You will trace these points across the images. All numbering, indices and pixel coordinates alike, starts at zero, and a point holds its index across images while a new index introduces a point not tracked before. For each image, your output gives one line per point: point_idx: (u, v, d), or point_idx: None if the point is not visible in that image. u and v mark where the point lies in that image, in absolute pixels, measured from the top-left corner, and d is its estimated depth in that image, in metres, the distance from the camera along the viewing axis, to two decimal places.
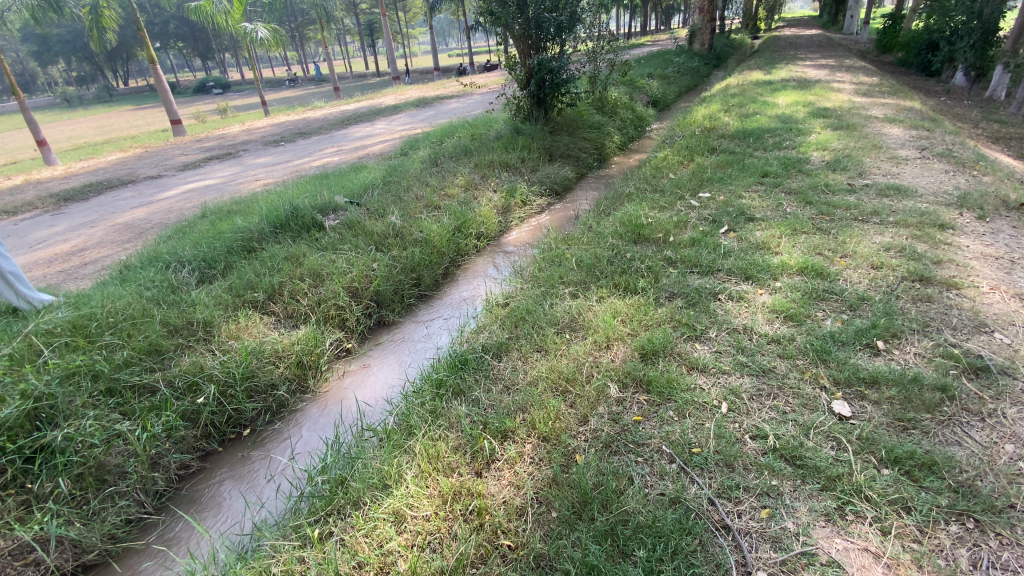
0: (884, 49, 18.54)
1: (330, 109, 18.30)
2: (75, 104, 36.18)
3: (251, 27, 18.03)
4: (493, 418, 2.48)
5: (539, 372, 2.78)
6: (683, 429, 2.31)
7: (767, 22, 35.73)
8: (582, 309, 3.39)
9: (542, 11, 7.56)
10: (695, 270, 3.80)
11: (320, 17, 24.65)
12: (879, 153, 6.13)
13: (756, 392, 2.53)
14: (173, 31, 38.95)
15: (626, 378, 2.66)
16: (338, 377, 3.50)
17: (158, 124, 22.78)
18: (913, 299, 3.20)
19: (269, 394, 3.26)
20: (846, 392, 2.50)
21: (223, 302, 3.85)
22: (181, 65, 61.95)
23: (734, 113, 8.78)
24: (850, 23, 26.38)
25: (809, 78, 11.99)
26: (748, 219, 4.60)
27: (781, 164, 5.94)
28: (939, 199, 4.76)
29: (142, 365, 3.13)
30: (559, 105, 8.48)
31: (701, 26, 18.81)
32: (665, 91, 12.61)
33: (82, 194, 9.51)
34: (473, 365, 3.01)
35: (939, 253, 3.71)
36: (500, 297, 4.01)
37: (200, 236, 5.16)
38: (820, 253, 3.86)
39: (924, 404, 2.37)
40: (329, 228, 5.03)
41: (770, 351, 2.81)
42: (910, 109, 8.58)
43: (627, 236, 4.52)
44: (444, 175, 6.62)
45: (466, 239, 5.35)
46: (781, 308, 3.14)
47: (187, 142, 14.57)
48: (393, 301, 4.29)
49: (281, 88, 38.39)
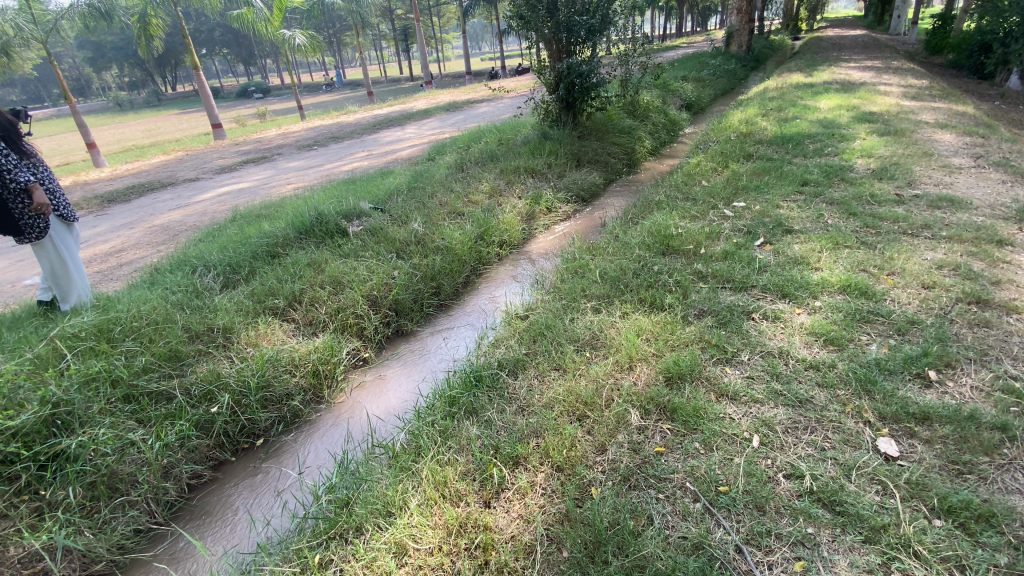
0: (934, 50, 17.62)
1: (363, 113, 18.62)
2: (126, 108, 38.00)
3: (290, 33, 18.49)
4: (506, 443, 2.35)
5: (556, 394, 2.64)
6: (709, 464, 2.14)
7: (809, 23, 34.55)
8: (604, 326, 3.24)
9: (573, 14, 7.44)
10: (727, 286, 3.59)
11: (355, 23, 25.13)
12: (930, 161, 5.75)
13: (792, 424, 2.33)
14: (218, 37, 40.45)
15: (648, 404, 2.49)
16: (354, 388, 3.44)
17: (201, 128, 23.61)
18: (968, 324, 2.93)
19: (284, 404, 3.24)
20: (893, 428, 2.28)
21: (244, 308, 3.86)
22: (225, 72, 64.32)
23: (771, 118, 8.43)
24: (897, 23, 25.17)
25: (854, 80, 11.44)
26: (786, 231, 4.35)
27: (822, 172, 5.63)
28: (997, 211, 4.41)
29: (161, 371, 3.15)
30: (589, 109, 8.32)
31: (738, 27, 18.26)
32: (700, 95, 12.28)
33: (124, 196, 9.87)
34: (487, 383, 2.89)
35: (997, 272, 3.41)
36: (520, 309, 3.89)
37: (227, 240, 5.22)
38: (864, 270, 3.60)
39: (981, 445, 2.13)
40: (352, 234, 5.02)
41: (808, 378, 2.60)
42: (964, 114, 8.05)
43: (655, 248, 4.33)
44: (470, 181, 6.57)
45: (489, 247, 5.27)
46: (821, 330, 2.92)
47: (226, 146, 15.03)
48: (412, 309, 4.23)
49: (317, 92, 39.30)
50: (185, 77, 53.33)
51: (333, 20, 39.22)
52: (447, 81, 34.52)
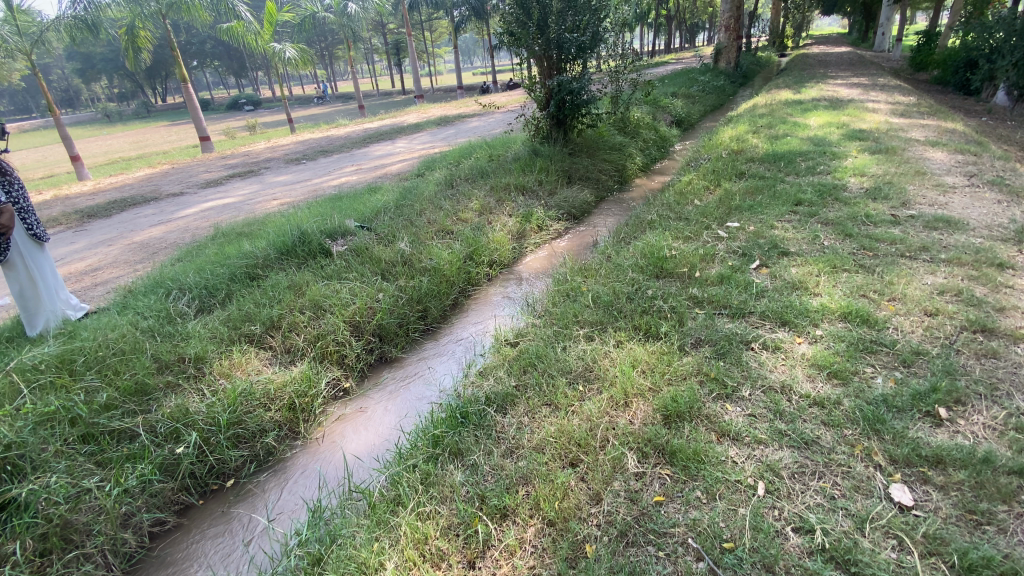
0: (919, 67, 17.92)
1: (353, 126, 18.52)
2: (115, 119, 37.70)
3: (280, 47, 18.41)
4: (492, 493, 2.18)
5: (547, 435, 2.47)
6: (712, 516, 1.98)
7: (796, 40, 35.18)
8: (598, 356, 3.09)
9: (564, 32, 7.41)
10: (724, 312, 3.46)
11: (347, 38, 25.16)
12: (923, 179, 5.72)
13: (799, 469, 2.17)
14: (209, 50, 40.34)
15: (645, 446, 2.34)
16: (333, 422, 3.24)
17: (190, 141, 23.37)
18: (975, 354, 2.81)
19: (257, 441, 3.05)
20: (905, 473, 2.13)
21: (218, 336, 3.66)
22: (216, 84, 64.24)
23: (762, 135, 8.43)
24: (881, 41, 25.68)
25: (842, 97, 11.53)
26: (782, 254, 4.24)
27: (815, 191, 5.56)
28: (994, 232, 4.34)
29: (125, 408, 2.95)
30: (580, 126, 8.26)
31: (726, 43, 18.47)
32: (690, 111, 12.32)
33: (105, 211, 9.61)
34: (474, 421, 2.72)
35: (1001, 298, 3.31)
36: (510, 336, 3.72)
37: (206, 260, 5.03)
38: (864, 295, 3.49)
39: (999, 491, 1.99)
40: (336, 254, 4.84)
41: (812, 416, 2.45)
42: (953, 132, 8.08)
43: (649, 270, 4.20)
44: (459, 198, 6.44)
45: (478, 267, 5.12)
46: (823, 362, 2.79)
47: (213, 159, 14.82)
48: (396, 335, 4.05)
49: (309, 105, 39.23)
50: (175, 89, 53.05)
51: (326, 34, 39.35)
52: (438, 94, 34.61)
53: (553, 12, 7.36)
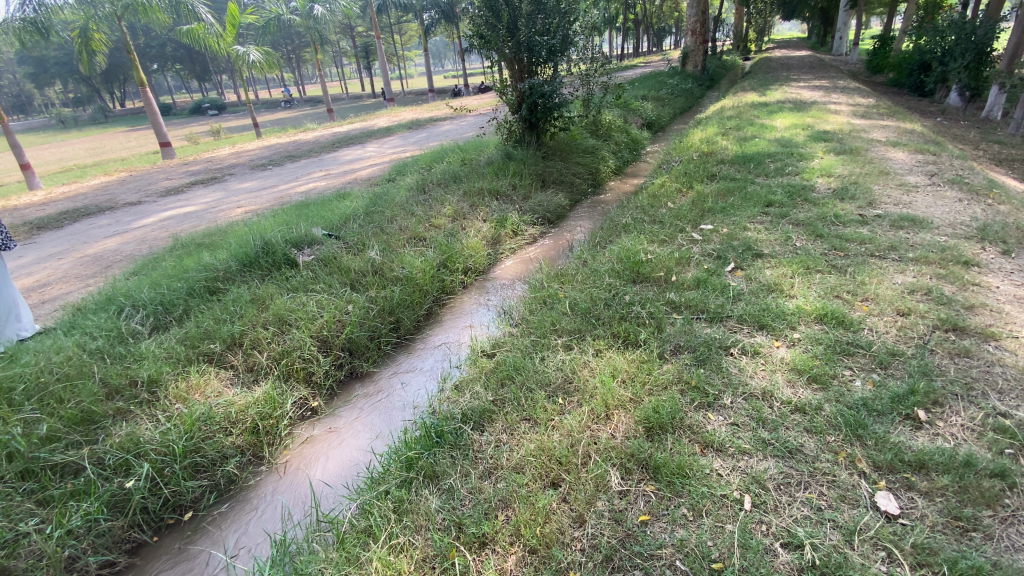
0: (875, 70, 18.59)
1: (322, 130, 18.09)
2: (69, 125, 36.04)
3: (244, 49, 17.85)
4: (470, 519, 2.07)
5: (527, 453, 2.36)
6: (699, 534, 1.91)
7: (758, 44, 36.16)
8: (577, 366, 3.00)
9: (533, 34, 7.35)
10: (702, 317, 3.42)
11: (314, 41, 24.67)
12: (887, 179, 5.85)
13: (784, 480, 2.12)
14: (169, 53, 38.99)
15: (629, 461, 2.26)
16: (300, 445, 3.08)
17: (150, 147, 22.47)
18: (948, 354, 2.83)
19: (217, 469, 2.86)
20: (890, 480, 2.10)
21: (174, 356, 3.45)
22: (177, 88, 62.21)
23: (731, 137, 8.54)
24: (839, 45, 26.59)
25: (805, 99, 11.81)
26: (755, 255, 4.24)
27: (785, 192, 5.63)
28: (957, 230, 4.45)
29: (68, 439, 2.73)
30: (553, 129, 8.22)
31: (693, 47, 18.79)
32: (660, 113, 12.45)
33: (56, 222, 9.09)
34: (449, 441, 2.59)
35: (969, 296, 3.37)
36: (486, 346, 3.61)
37: (162, 273, 4.75)
38: (838, 296, 3.50)
39: (982, 496, 1.97)
40: (302, 265, 4.64)
41: (794, 423, 2.41)
42: (912, 132, 8.35)
43: (625, 275, 4.15)
44: (431, 203, 6.29)
45: (452, 274, 4.99)
46: (803, 366, 2.77)
47: (174, 166, 14.25)
48: (367, 348, 3.88)
49: (275, 109, 38.30)
50: (134, 93, 51.06)
51: (292, 37, 38.53)
52: (409, 98, 34.27)
53: (523, 14, 7.30)
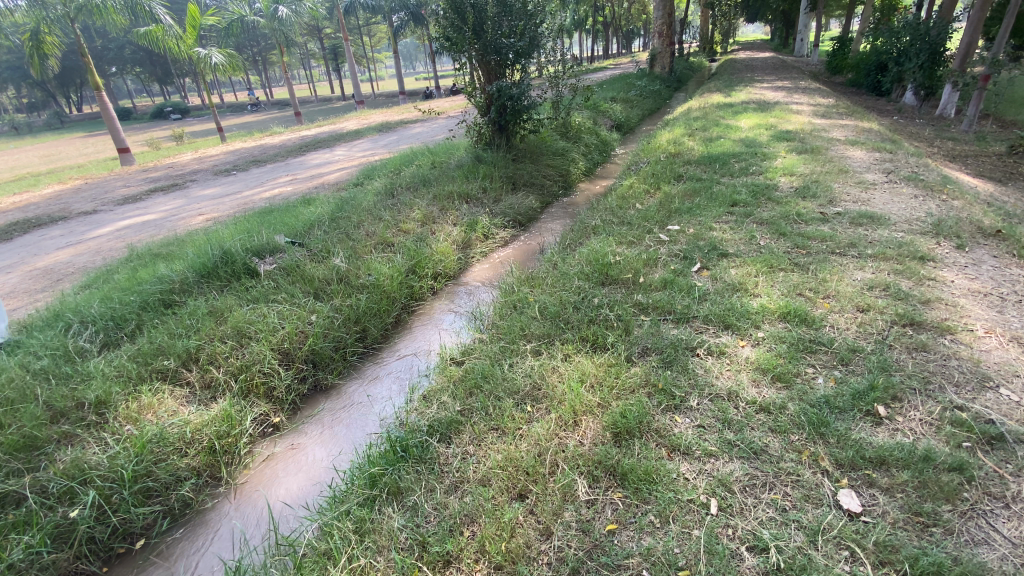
0: (835, 71, 19.18)
1: (289, 134, 17.67)
2: (21, 130, 34.36)
3: (205, 51, 17.31)
4: (435, 538, 2.00)
5: (493, 465, 2.31)
6: (666, 541, 1.89)
7: (724, 46, 36.99)
8: (545, 372, 2.96)
9: (500, 37, 7.32)
10: (669, 318, 3.42)
11: (280, 43, 24.12)
12: (847, 177, 6.01)
13: (749, 482, 2.12)
14: (128, 55, 37.58)
15: (596, 469, 2.23)
16: (260, 464, 2.97)
17: (108, 153, 21.59)
18: (906, 348, 2.89)
19: (171, 493, 2.73)
20: (852, 477, 2.12)
21: (125, 374, 3.28)
22: (137, 91, 60.17)
23: (697, 137, 8.67)
24: (801, 46, 27.39)
25: (769, 100, 12.08)
26: (721, 255, 4.29)
27: (750, 191, 5.73)
28: (913, 226, 4.59)
29: (7, 468, 2.56)
30: (522, 132, 8.20)
31: (660, 48, 19.05)
32: (629, 115, 12.58)
33: (3, 233, 8.62)
34: (414, 455, 2.52)
35: (925, 291, 3.46)
36: (454, 355, 3.54)
37: (115, 287, 4.53)
38: (801, 294, 3.56)
39: (942, 490, 2.01)
40: (264, 274, 4.48)
41: (759, 423, 2.42)
42: (870, 131, 8.63)
43: (594, 278, 4.14)
44: (400, 208, 6.18)
45: (421, 280, 4.90)
46: (767, 365, 2.79)
47: (133, 173, 13.72)
48: (333, 359, 3.77)
49: (241, 113, 37.30)
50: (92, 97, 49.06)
51: (257, 39, 37.65)
52: (380, 100, 33.83)
53: (488, 16, 7.25)
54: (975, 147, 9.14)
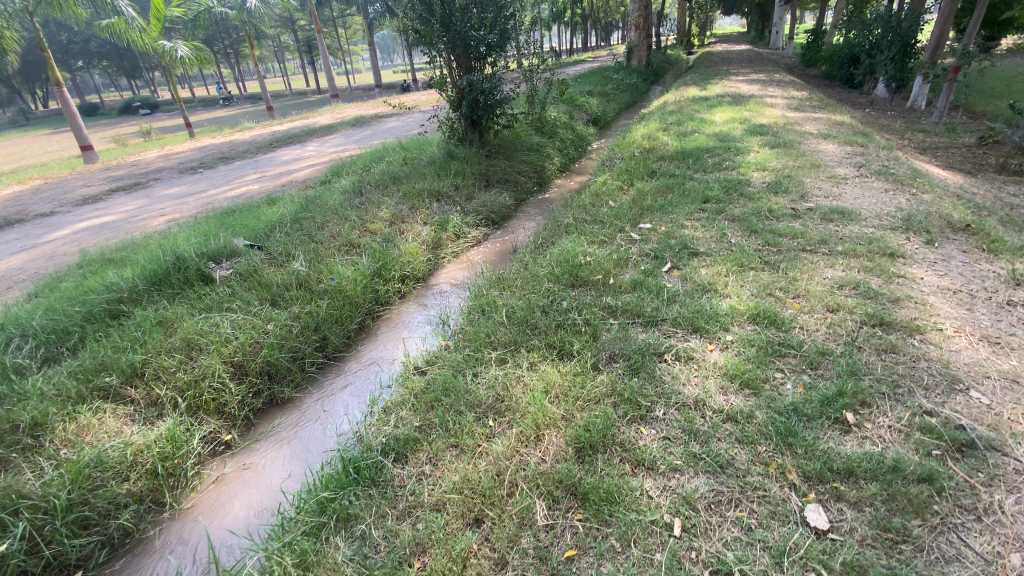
0: (809, 63, 19.37)
1: (261, 129, 17.18)
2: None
3: (170, 44, 16.64)
4: (382, 572, 1.87)
5: (449, 488, 2.18)
6: (626, 568, 1.79)
7: (701, 39, 37.14)
8: (509, 383, 2.83)
9: (470, 29, 7.11)
10: (638, 322, 3.33)
11: (250, 35, 23.38)
12: (818, 172, 6.00)
13: (715, 499, 2.04)
14: (93, 49, 36.14)
15: (556, 490, 2.12)
16: (208, 486, 2.80)
17: (71, 151, 20.72)
18: (876, 350, 2.84)
19: (109, 522, 2.52)
20: (819, 491, 2.05)
21: (65, 393, 3.04)
22: (105, 85, 58.03)
23: (672, 132, 8.60)
24: (776, 39, 27.66)
25: (744, 93, 12.10)
26: (692, 254, 4.21)
27: (722, 187, 5.67)
28: (884, 221, 4.58)
29: None
30: (495, 127, 8.02)
31: (638, 41, 18.97)
32: (606, 109, 12.48)
33: None
34: (367, 477, 2.37)
35: (895, 289, 3.43)
36: (417, 364, 3.39)
37: (59, 296, 4.25)
38: (771, 294, 3.50)
39: (911, 504, 1.95)
40: (219, 280, 4.27)
41: (725, 433, 2.34)
42: (842, 124, 8.67)
43: (563, 280, 4.02)
44: (367, 207, 5.98)
45: (387, 283, 4.73)
46: (735, 371, 2.71)
47: (94, 171, 13.16)
48: (290, 370, 3.60)
49: (212, 108, 36.21)
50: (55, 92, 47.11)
51: (228, 31, 36.54)
52: (357, 94, 33.17)
53: (457, 8, 7.02)
54: (945, 138, 9.26)
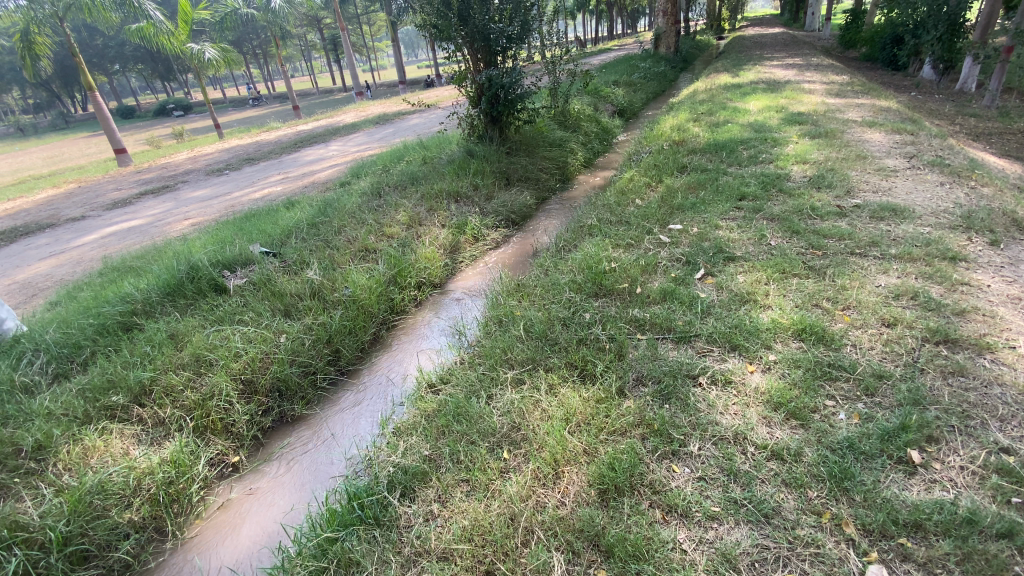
0: (847, 45, 18.39)
1: (286, 129, 17.31)
2: (28, 133, 34.34)
3: (198, 47, 16.81)
4: None
5: (458, 535, 1.99)
6: None
7: (733, 22, 35.83)
8: (526, 408, 2.61)
9: (488, 21, 6.84)
10: (668, 337, 3.06)
11: (277, 36, 23.60)
12: (865, 164, 5.54)
13: (758, 556, 1.78)
14: (129, 53, 37.16)
15: (575, 540, 1.90)
16: (212, 513, 2.68)
17: (109, 153, 21.38)
18: (941, 373, 2.50)
19: (109, 554, 2.43)
20: (882, 548, 1.77)
21: (72, 413, 2.98)
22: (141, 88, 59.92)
23: (703, 122, 8.17)
24: (811, 21, 26.54)
25: (778, 79, 11.49)
26: (727, 259, 3.89)
27: (759, 183, 5.30)
28: (941, 219, 4.15)
29: None
30: (516, 123, 7.73)
31: (665, 28, 18.33)
32: (632, 99, 12.05)
33: None
34: (372, 516, 2.21)
35: (958, 299, 3.05)
36: (429, 382, 3.19)
37: (76, 306, 4.23)
38: (818, 305, 3.17)
39: (992, 567, 1.66)
40: (232, 290, 4.18)
41: (770, 475, 2.07)
42: (887, 109, 8.08)
43: (586, 289, 3.76)
44: (385, 209, 5.83)
45: (403, 291, 4.56)
46: (778, 399, 2.42)
47: (127, 174, 13.45)
48: (302, 387, 3.48)
49: (243, 107, 36.90)
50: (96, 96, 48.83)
51: (256, 32, 37.03)
52: (382, 91, 33.31)
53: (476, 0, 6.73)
54: (999, 123, 8.54)
